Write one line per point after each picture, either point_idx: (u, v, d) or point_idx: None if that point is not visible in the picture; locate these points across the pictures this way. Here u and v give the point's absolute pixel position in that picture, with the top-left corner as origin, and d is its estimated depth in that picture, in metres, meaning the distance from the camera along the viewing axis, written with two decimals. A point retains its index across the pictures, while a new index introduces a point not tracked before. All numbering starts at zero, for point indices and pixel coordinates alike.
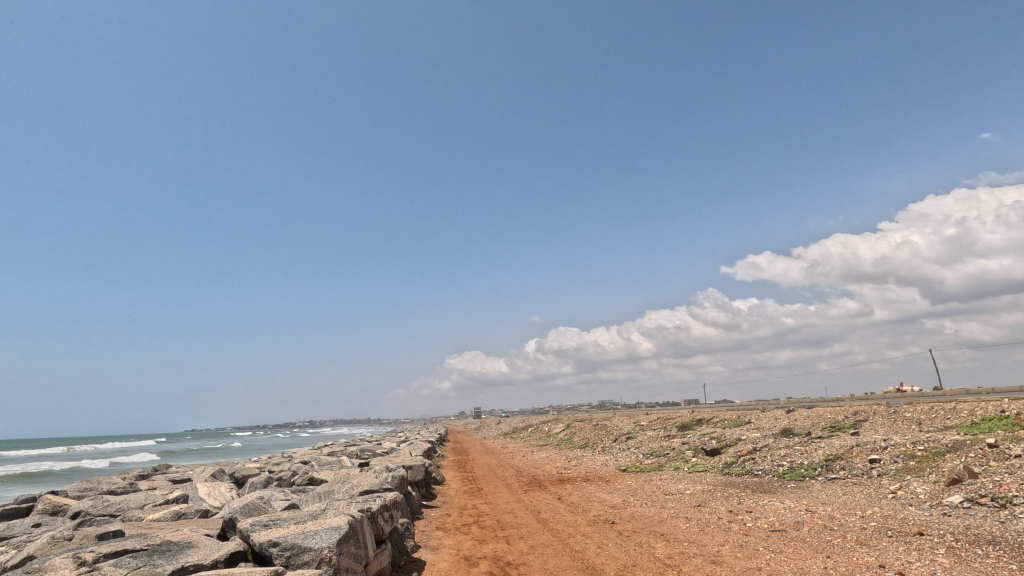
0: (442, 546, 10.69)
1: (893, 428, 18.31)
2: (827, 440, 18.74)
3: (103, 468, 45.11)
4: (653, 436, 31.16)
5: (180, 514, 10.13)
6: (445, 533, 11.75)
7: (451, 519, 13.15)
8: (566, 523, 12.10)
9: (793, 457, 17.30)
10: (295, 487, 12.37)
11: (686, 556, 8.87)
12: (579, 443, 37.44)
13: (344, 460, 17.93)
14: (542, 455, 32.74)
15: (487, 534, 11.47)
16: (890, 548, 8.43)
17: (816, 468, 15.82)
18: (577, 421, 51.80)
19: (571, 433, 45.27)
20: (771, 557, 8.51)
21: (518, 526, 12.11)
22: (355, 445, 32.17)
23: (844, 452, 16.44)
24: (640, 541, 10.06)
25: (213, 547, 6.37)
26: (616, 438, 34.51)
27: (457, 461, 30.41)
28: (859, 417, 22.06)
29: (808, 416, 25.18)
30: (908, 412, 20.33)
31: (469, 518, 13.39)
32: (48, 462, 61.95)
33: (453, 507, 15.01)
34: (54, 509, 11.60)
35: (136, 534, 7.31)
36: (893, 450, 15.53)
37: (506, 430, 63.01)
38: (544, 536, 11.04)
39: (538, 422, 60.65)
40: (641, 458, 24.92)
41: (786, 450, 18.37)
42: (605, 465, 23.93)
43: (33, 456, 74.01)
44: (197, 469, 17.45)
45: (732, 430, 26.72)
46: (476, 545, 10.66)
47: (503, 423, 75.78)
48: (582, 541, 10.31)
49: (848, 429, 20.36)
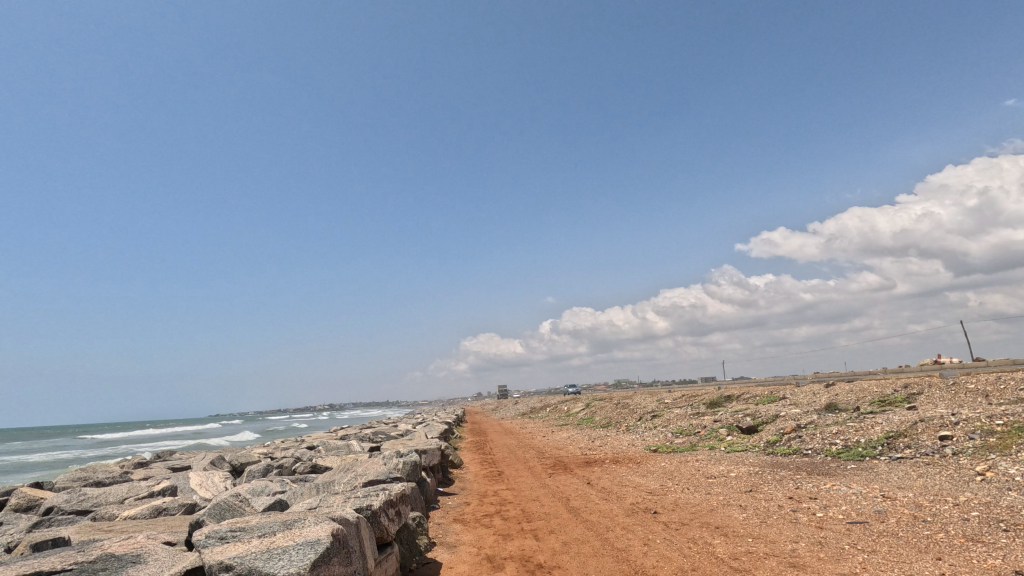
0: (460, 543, 9.23)
1: (957, 402, 16.53)
2: (882, 415, 16.97)
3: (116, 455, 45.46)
4: (680, 414, 29.54)
5: (159, 509, 8.88)
6: (464, 527, 10.32)
7: (471, 510, 11.73)
8: (601, 514, 10.61)
9: (846, 434, 15.62)
10: (295, 477, 11.07)
11: (755, 557, 7.31)
12: (601, 423, 36.01)
13: (354, 444, 16.61)
14: (563, 435, 31.45)
15: (512, 528, 10.03)
16: (1017, 547, 6.76)
17: (876, 447, 14.13)
18: (597, 400, 50.64)
19: (591, 412, 43.76)
20: (865, 558, 6.90)
21: (547, 518, 10.65)
22: (369, 428, 31.05)
23: (906, 429, 14.73)
24: (693, 537, 8.54)
25: (163, 563, 4.89)
26: (641, 416, 32.91)
27: (476, 443, 29.13)
28: (912, 389, 20.26)
29: (852, 390, 23.37)
30: (970, 383, 18.46)
31: (491, 508, 11.96)
32: (72, 450, 62.28)
33: (471, 494, 13.63)
34: (29, 504, 10.45)
35: (83, 542, 5.93)
36: (965, 426, 13.78)
37: (524, 410, 61.85)
38: (578, 530, 9.55)
39: (557, 401, 59.66)
40: (670, 438, 23.39)
41: (837, 427, 16.68)
42: (633, 446, 22.44)
43: (57, 444, 74.77)
44: (198, 456, 16.35)
45: (768, 407, 25.09)
46: (501, 541, 9.20)
47: (520, 402, 74.99)
48: (624, 538, 8.78)
49: (902, 403, 18.60)
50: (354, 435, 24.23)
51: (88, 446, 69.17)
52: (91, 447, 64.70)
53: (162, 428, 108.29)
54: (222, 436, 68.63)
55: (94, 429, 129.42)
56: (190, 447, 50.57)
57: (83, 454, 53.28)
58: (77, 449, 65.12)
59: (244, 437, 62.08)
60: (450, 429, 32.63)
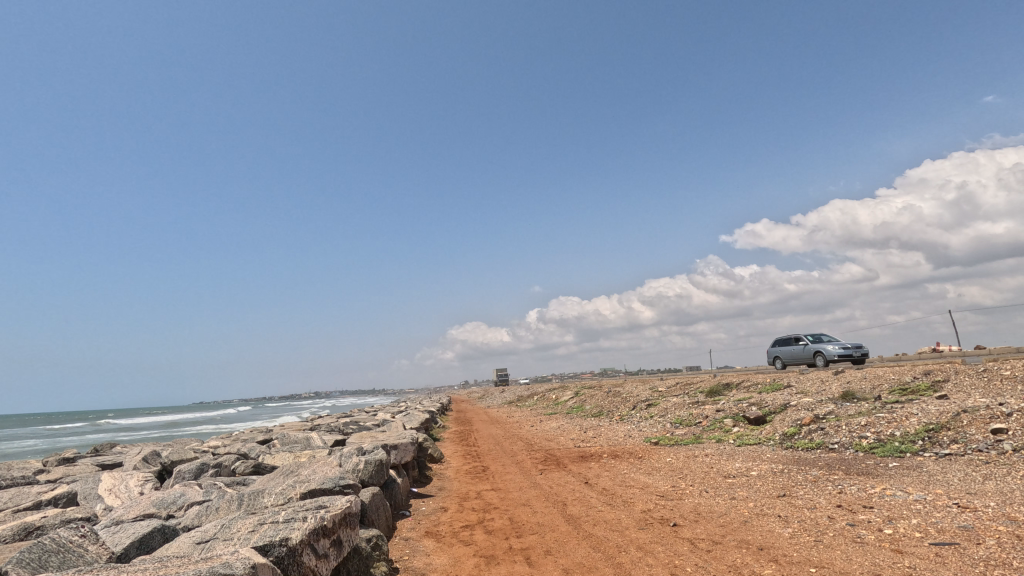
0: (429, 570, 7.12)
1: (996, 391, 14.78)
2: (913, 405, 15.19)
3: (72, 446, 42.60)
4: (678, 403, 27.74)
5: (29, 530, 6.68)
6: (436, 544, 8.25)
7: (448, 520, 9.69)
8: (608, 528, 8.58)
9: (877, 426, 13.79)
10: (229, 481, 8.91)
11: None
12: (593, 412, 34.05)
13: (316, 436, 14.40)
14: (553, 425, 29.46)
15: (498, 547, 7.98)
16: None
17: (916, 442, 12.30)
18: (584, 388, 49.04)
19: (582, 401, 41.77)
20: None
21: (540, 532, 8.62)
22: (344, 418, 28.77)
23: (947, 421, 12.91)
24: (736, 564, 6.54)
25: None
26: (635, 406, 30.99)
27: (459, 434, 27.08)
28: (936, 377, 18.55)
29: (866, 377, 21.66)
30: (1004, 369, 16.73)
31: (472, 517, 9.90)
32: (41, 440, 59.19)
33: (450, 497, 11.56)
34: None
35: None
36: (1019, 417, 12.00)
37: (511, 398, 59.74)
38: (581, 551, 7.52)
39: (544, 389, 57.77)
40: (671, 429, 21.52)
41: (863, 418, 14.85)
42: (631, 438, 20.52)
43: (29, 434, 71.49)
44: (133, 452, 14.03)
45: (774, 396, 23.35)
46: (483, 567, 7.14)
47: (506, 390, 73.05)
48: (643, 565, 6.76)
49: (928, 391, 16.87)
50: (324, 425, 22.02)
51: (60, 435, 66.08)
52: (63, 437, 61.70)
53: (140, 418, 104.79)
54: (196, 426, 65.78)
55: (69, 417, 125.32)
56: (165, 438, 48.00)
57: (49, 445, 50.38)
58: (47, 438, 62.05)
59: (223, 426, 59.39)
60: (431, 419, 30.49)
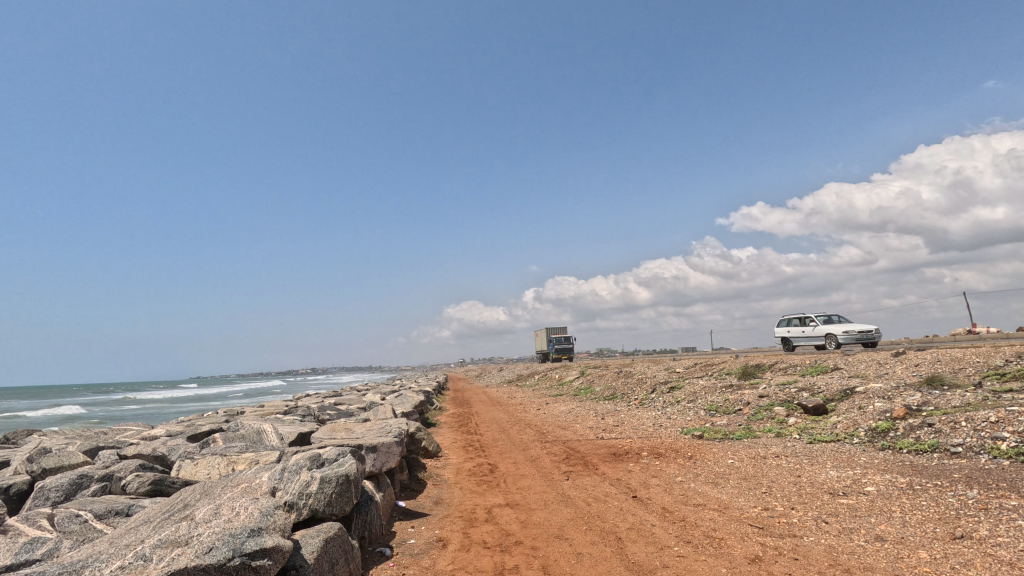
0: None
1: None
2: None
3: (23, 424, 38.81)
4: (706, 386, 24.43)
5: None
6: None
7: (449, 570, 6.34)
8: None
9: (1014, 424, 10.44)
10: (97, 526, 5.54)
11: None
12: (605, 395, 30.70)
13: (274, 427, 10.95)
14: (561, 410, 26.15)
15: None
16: None
17: None
18: (589, 367, 45.73)
19: (589, 382, 38.31)
20: None
21: None
22: (328, 398, 25.35)
23: None
24: None
25: None
26: (654, 388, 27.61)
27: (457, 419, 23.70)
28: None
29: (940, 361, 18.29)
30: None
31: (486, 563, 6.55)
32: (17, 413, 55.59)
33: (450, 522, 8.18)
34: None
35: None
36: None
37: (510, 378, 56.30)
38: None
39: (544, 368, 54.39)
40: (709, 418, 18.20)
41: (984, 411, 11.50)
42: (663, 429, 17.20)
43: (7, 408, 67.86)
44: (26, 447, 10.52)
45: (825, 380, 20.02)
46: None
47: (502, 368, 69.71)
48: None
49: None
50: (298, 410, 18.62)
51: (38, 408, 62.30)
52: (37, 411, 58.18)
53: (125, 392, 101.16)
54: (173, 403, 62.14)
55: (51, 390, 121.76)
56: (133, 415, 44.11)
57: (24, 419, 46.92)
58: (22, 412, 58.47)
59: (202, 404, 55.79)
60: (427, 399, 27.06)
